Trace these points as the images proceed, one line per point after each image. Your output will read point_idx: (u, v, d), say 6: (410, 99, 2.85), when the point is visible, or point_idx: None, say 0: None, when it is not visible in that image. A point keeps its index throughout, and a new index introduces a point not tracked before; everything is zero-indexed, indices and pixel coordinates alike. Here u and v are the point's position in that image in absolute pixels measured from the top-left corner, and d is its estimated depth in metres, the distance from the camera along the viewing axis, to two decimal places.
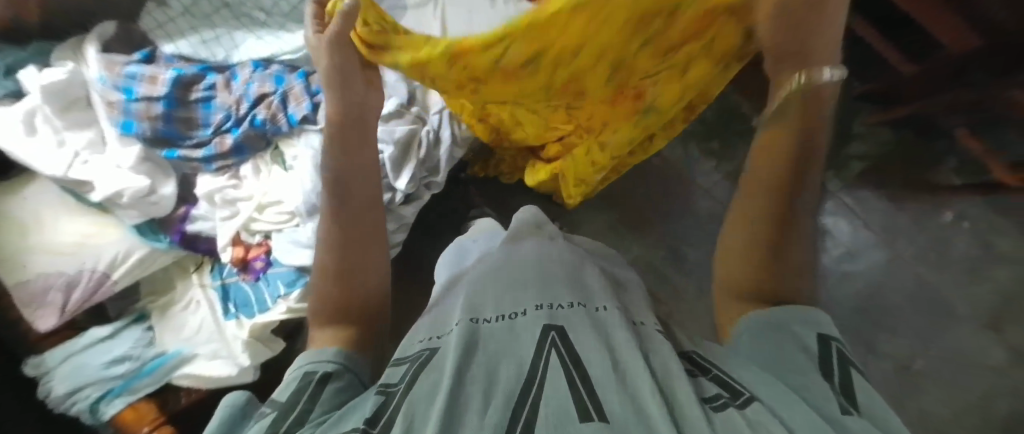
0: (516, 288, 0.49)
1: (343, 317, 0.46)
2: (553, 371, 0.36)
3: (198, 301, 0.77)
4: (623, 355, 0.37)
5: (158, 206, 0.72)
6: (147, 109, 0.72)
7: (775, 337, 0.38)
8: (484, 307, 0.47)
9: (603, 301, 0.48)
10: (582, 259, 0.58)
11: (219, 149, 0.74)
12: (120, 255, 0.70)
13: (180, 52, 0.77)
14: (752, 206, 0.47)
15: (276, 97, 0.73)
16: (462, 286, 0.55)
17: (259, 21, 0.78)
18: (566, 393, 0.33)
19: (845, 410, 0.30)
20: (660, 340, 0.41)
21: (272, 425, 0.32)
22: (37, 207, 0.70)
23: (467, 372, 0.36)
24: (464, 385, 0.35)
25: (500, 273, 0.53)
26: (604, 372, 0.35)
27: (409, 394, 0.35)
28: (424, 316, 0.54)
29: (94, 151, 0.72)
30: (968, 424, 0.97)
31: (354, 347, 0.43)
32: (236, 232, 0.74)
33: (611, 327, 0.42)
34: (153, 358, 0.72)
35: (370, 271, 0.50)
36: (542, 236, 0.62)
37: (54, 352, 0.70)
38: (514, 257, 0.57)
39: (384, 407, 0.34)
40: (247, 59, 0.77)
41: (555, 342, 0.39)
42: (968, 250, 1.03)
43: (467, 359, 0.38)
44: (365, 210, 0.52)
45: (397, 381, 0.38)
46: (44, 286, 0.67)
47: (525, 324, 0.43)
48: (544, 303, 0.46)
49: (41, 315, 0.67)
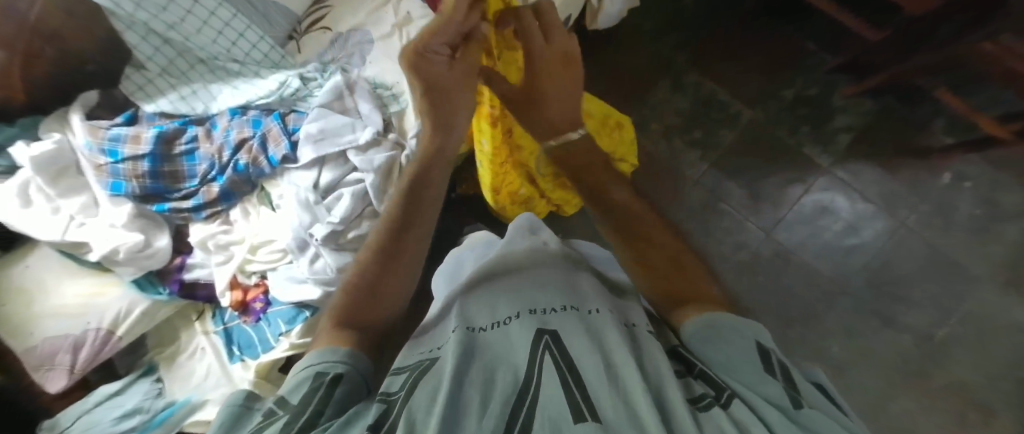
0: (508, 295, 0.50)
1: (371, 322, 0.48)
2: (548, 374, 0.36)
3: (203, 348, 0.78)
4: (616, 357, 0.37)
5: (153, 259, 0.74)
6: (133, 168, 0.75)
7: (726, 343, 0.39)
8: (478, 317, 0.47)
9: (595, 304, 0.47)
10: (576, 265, 0.58)
11: (207, 197, 0.76)
12: (123, 311, 0.73)
13: (161, 109, 0.80)
14: (625, 255, 0.53)
15: (256, 141, 0.76)
16: (449, 306, 0.54)
17: (234, 71, 0.81)
18: (561, 394, 0.34)
19: (798, 405, 0.33)
20: (651, 340, 0.42)
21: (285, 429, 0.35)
22: (39, 274, 0.73)
23: (465, 380, 0.37)
24: (462, 393, 0.35)
25: (495, 280, 0.54)
26: (598, 375, 0.35)
27: (408, 401, 0.36)
28: (416, 338, 0.53)
29: (88, 214, 0.75)
30: (1001, 388, 0.94)
31: (361, 348, 0.44)
32: (232, 275, 0.76)
33: (604, 329, 0.42)
34: (163, 408, 0.73)
35: (395, 300, 0.51)
36: (535, 241, 0.62)
37: (66, 412, 0.72)
38: (504, 264, 0.57)
39: (387, 414, 0.35)
40: (224, 108, 0.80)
41: (549, 346, 0.39)
42: (972, 211, 1.01)
43: (466, 365, 0.38)
44: (415, 243, 0.55)
45: (397, 389, 0.39)
46: (52, 349, 0.69)
47: (519, 329, 0.43)
48: (537, 309, 0.46)
49: (50, 378, 0.70)
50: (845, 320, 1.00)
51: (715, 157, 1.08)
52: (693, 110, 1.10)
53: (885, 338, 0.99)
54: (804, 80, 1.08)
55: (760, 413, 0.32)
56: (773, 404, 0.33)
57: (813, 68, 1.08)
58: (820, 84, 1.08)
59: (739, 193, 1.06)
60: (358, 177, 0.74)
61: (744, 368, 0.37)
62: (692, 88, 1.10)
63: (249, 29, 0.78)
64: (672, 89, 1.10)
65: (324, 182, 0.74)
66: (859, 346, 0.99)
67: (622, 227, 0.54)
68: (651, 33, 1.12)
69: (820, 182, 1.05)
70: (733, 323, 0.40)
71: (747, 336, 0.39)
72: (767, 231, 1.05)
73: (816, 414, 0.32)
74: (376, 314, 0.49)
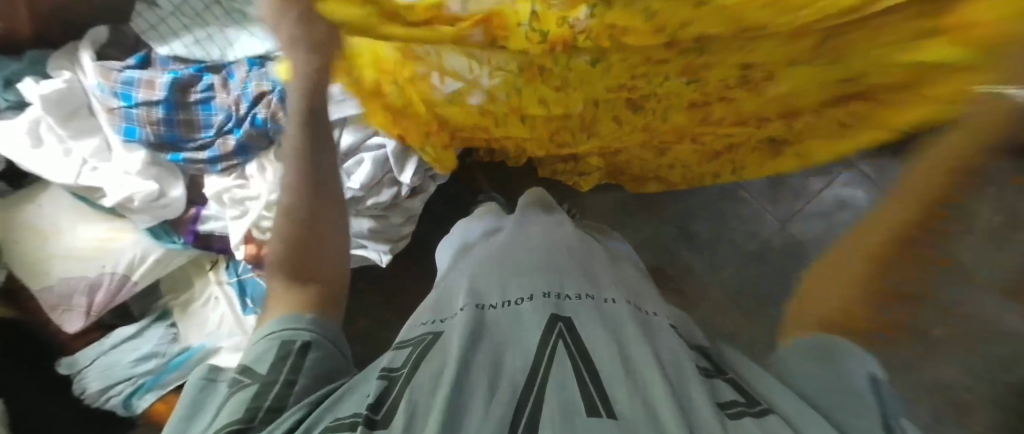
0: (521, 274, 0.47)
1: (316, 271, 0.46)
2: (559, 362, 0.34)
3: (217, 298, 0.79)
4: (631, 347, 0.35)
5: (168, 209, 0.73)
6: (147, 115, 0.72)
7: (827, 374, 0.34)
8: (488, 294, 0.44)
9: (610, 294, 0.45)
10: (591, 246, 0.56)
11: (222, 150, 0.74)
12: (138, 257, 0.73)
13: (175, 53, 0.76)
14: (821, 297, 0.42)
15: (276, 95, 0.72)
16: (464, 273, 0.52)
17: (252, 16, 0.76)
18: (573, 388, 0.31)
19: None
20: (667, 332, 0.40)
21: (253, 401, 0.34)
22: (52, 214, 0.72)
23: (474, 358, 0.34)
24: (471, 371, 0.33)
25: (509, 257, 0.50)
26: (614, 365, 0.33)
27: (411, 381, 0.33)
28: (424, 303, 0.51)
29: (101, 158, 0.72)
30: None
31: (328, 313, 0.43)
32: (248, 230, 0.73)
33: (621, 322, 0.39)
34: (180, 352, 0.75)
35: (333, 242, 0.47)
36: (550, 222, 0.60)
37: (84, 352, 0.75)
38: (520, 242, 0.54)
39: (387, 390, 0.33)
40: (242, 56, 0.76)
41: (563, 334, 0.37)
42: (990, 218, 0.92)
43: (473, 346, 0.35)
44: (336, 181, 0.49)
45: (400, 364, 0.37)
46: (69, 290, 0.71)
47: (532, 312, 0.40)
48: (552, 292, 0.43)
49: (68, 319, 0.72)
50: None
51: None
52: None
53: None
54: None
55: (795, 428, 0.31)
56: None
57: None
58: None
59: (759, 180, 0.96)
60: (379, 142, 0.74)
61: (841, 407, 0.32)
62: None
63: None
64: None
65: (344, 144, 0.74)
66: None
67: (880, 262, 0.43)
68: None
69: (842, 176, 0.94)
70: (848, 350, 0.35)
71: (859, 366, 0.34)
72: (780, 221, 0.95)
73: None
74: (317, 263, 0.46)
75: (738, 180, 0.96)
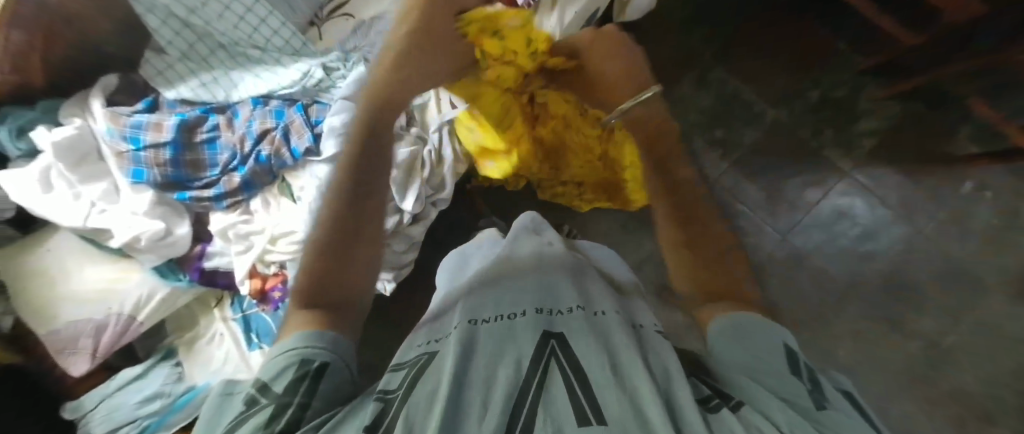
0: (511, 289, 0.44)
1: (334, 295, 0.45)
2: (551, 375, 0.32)
3: (222, 334, 0.79)
4: (623, 358, 0.33)
5: (174, 247, 0.74)
6: (155, 157, 0.74)
7: (750, 343, 0.36)
8: (482, 308, 0.42)
9: (602, 305, 0.43)
10: (582, 262, 0.54)
11: (228, 187, 0.76)
12: (144, 296, 0.74)
13: (182, 96, 0.80)
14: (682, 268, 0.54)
15: (278, 132, 0.75)
16: (460, 293, 0.49)
17: (255, 58, 0.80)
18: (563, 398, 0.30)
19: (820, 406, 0.30)
20: (659, 342, 0.38)
21: (268, 423, 0.32)
22: (60, 257, 0.74)
23: (466, 378, 0.32)
24: (464, 392, 0.31)
25: (499, 275, 0.48)
26: (606, 381, 0.31)
27: (408, 401, 0.31)
28: (422, 326, 0.48)
29: (109, 200, 0.74)
30: (998, 396, 0.86)
31: (328, 328, 0.41)
32: (251, 264, 0.75)
33: (611, 329, 0.38)
34: (184, 392, 0.75)
35: (356, 274, 0.48)
36: (540, 240, 0.57)
37: (91, 394, 0.75)
38: (511, 258, 0.52)
39: (384, 414, 0.31)
40: (246, 97, 0.80)
41: (556, 352, 0.34)
42: (989, 221, 0.91)
43: (466, 362, 0.33)
44: (374, 216, 0.51)
45: (396, 386, 0.34)
46: (75, 333, 0.71)
47: (525, 325, 0.38)
48: (544, 308, 0.41)
49: (74, 362, 0.72)
50: (854, 323, 0.92)
51: (737, 159, 0.99)
52: (716, 109, 1.01)
53: (892, 343, 0.91)
54: (834, 80, 0.98)
55: (770, 418, 0.29)
56: (793, 403, 0.31)
57: (842, 68, 0.98)
58: (849, 85, 0.97)
59: (755, 193, 0.98)
60: None
61: (779, 382, 0.33)
62: (715, 83, 1.01)
63: (271, 15, 0.76)
64: (695, 85, 1.01)
65: None
66: (868, 350, 0.91)
67: (674, 210, 0.57)
68: (680, 22, 1.02)
69: (838, 186, 0.96)
70: (762, 327, 0.38)
71: (775, 339, 0.37)
72: (780, 233, 0.96)
73: (838, 415, 0.29)
74: (344, 288, 0.46)
75: (733, 194, 0.98)
